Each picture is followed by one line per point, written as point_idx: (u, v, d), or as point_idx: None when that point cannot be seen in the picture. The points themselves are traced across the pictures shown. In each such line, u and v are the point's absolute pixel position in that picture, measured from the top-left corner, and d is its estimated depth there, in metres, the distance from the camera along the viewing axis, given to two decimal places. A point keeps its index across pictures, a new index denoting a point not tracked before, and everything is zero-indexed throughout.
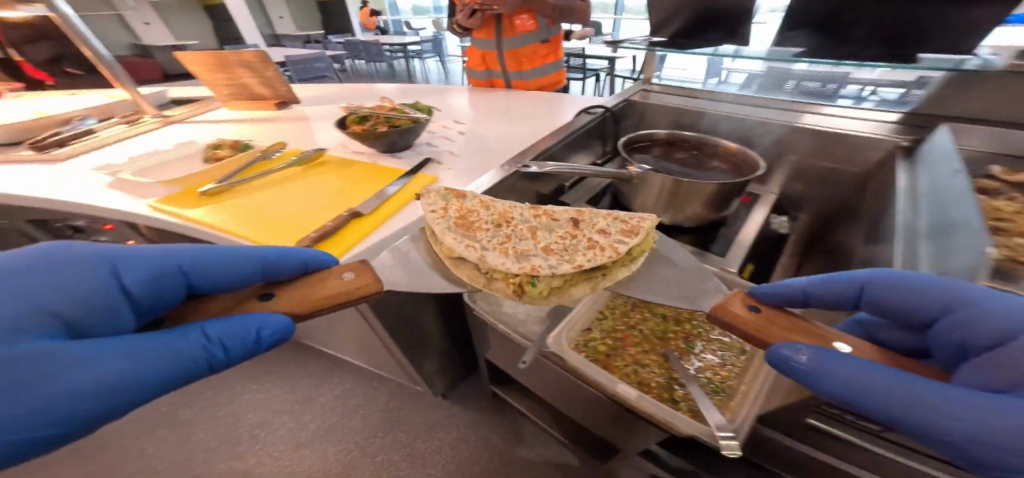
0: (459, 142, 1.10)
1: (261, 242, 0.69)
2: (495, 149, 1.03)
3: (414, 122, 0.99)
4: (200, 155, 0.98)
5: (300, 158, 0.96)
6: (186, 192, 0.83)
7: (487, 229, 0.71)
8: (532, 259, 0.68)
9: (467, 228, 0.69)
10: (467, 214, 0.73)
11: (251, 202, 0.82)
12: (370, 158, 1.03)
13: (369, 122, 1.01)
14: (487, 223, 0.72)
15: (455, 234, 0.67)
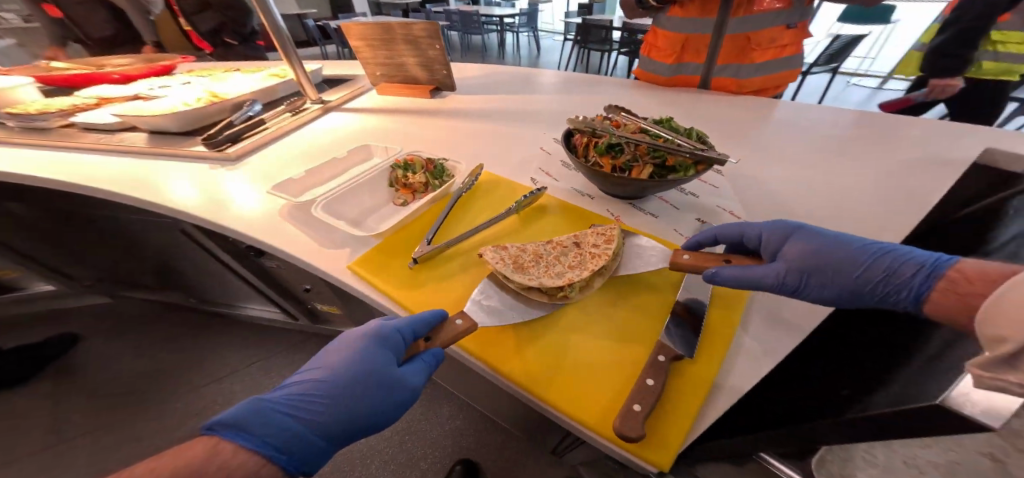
0: (729, 196, 0.74)
1: (547, 390, 0.42)
2: (820, 222, 0.66)
3: (700, 165, 0.63)
4: (391, 188, 0.76)
5: (517, 203, 0.66)
6: (388, 257, 0.59)
7: (534, 263, 0.55)
8: (541, 281, 0.52)
9: (516, 265, 0.54)
10: (520, 256, 0.56)
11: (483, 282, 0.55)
12: (610, 211, 0.70)
13: (623, 154, 0.66)
14: (530, 258, 0.56)
15: (498, 261, 0.54)
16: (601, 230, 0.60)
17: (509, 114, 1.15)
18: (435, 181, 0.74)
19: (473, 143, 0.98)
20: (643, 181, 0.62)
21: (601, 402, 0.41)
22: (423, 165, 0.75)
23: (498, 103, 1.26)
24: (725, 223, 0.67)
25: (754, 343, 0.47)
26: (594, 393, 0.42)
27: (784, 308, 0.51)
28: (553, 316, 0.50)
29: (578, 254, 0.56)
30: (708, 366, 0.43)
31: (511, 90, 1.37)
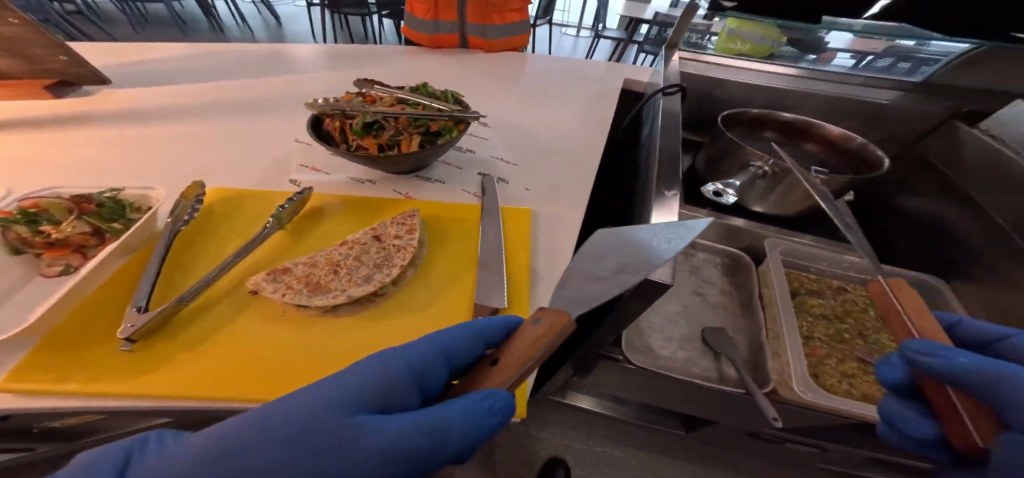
0: (498, 146, 0.83)
1: None
2: (560, 152, 0.82)
3: (460, 125, 0.65)
4: (24, 253, 0.46)
5: (274, 215, 0.53)
6: (77, 357, 0.37)
7: (335, 276, 0.48)
8: (342, 294, 0.45)
9: (315, 288, 0.46)
10: (312, 274, 0.48)
11: (264, 324, 0.43)
12: (397, 190, 0.65)
13: (385, 130, 0.61)
14: (330, 274, 0.48)
15: (281, 290, 0.45)
16: (401, 218, 0.56)
17: (232, 105, 0.87)
18: (113, 223, 0.49)
19: (184, 156, 0.70)
20: (414, 153, 0.59)
21: (443, 379, 0.41)
22: (71, 207, 0.49)
23: (206, 92, 0.92)
24: (501, 171, 0.74)
25: (547, 262, 0.57)
26: (435, 372, 0.41)
27: (557, 225, 0.63)
28: (370, 320, 0.45)
29: (380, 249, 0.51)
30: (524, 299, 0.50)
31: (223, 72, 1.02)
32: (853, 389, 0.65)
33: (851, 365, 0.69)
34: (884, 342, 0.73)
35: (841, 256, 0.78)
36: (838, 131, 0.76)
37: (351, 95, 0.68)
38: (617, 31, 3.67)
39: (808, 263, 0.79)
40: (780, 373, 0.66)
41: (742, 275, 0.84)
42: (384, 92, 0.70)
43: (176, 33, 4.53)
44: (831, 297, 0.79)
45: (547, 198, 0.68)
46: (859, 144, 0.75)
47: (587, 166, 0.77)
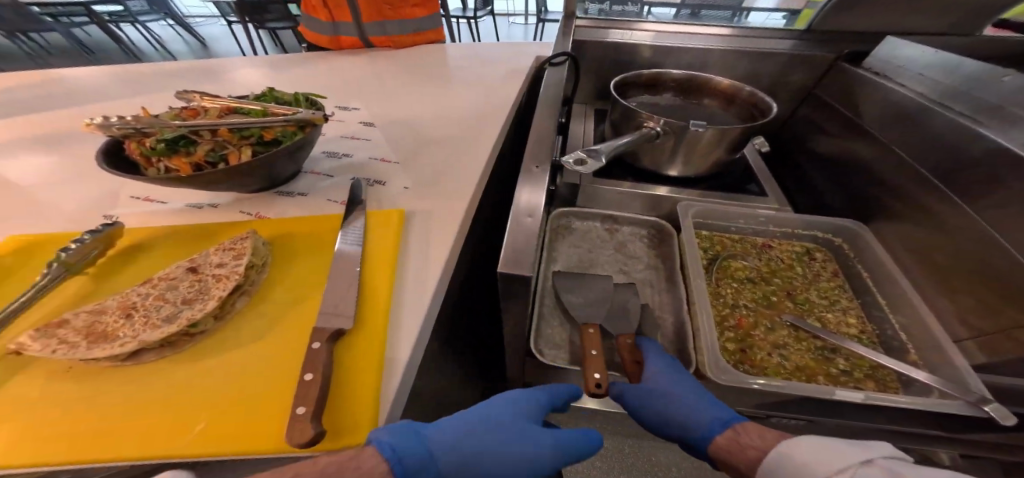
0: (380, 143, 0.74)
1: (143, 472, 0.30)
2: (450, 140, 0.75)
3: (307, 127, 0.56)
4: None
5: (58, 260, 0.41)
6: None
7: (124, 319, 0.38)
8: (134, 338, 0.36)
9: (93, 338, 0.36)
10: (99, 321, 0.38)
11: (39, 391, 0.35)
12: (245, 211, 0.55)
13: (200, 144, 0.50)
14: (120, 316, 0.38)
15: (48, 348, 0.35)
16: (230, 243, 0.46)
17: (70, 134, 0.76)
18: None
19: None
20: (246, 168, 0.50)
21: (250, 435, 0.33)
22: None
23: (42, 123, 0.80)
24: (376, 172, 0.65)
25: (417, 266, 0.49)
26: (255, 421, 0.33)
27: (434, 223, 0.56)
28: (186, 362, 0.37)
29: (198, 280, 0.42)
30: (381, 311, 0.43)
31: (74, 100, 0.90)
32: (787, 362, 0.50)
33: (782, 334, 0.54)
34: (819, 303, 0.58)
35: (754, 208, 0.66)
36: (727, 81, 0.73)
37: (169, 111, 0.57)
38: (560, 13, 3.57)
39: (727, 223, 0.68)
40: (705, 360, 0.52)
41: (668, 243, 0.72)
42: (216, 100, 0.59)
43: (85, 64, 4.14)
44: (755, 257, 0.65)
45: (426, 193, 0.61)
46: (750, 93, 0.71)
47: (476, 155, 0.70)
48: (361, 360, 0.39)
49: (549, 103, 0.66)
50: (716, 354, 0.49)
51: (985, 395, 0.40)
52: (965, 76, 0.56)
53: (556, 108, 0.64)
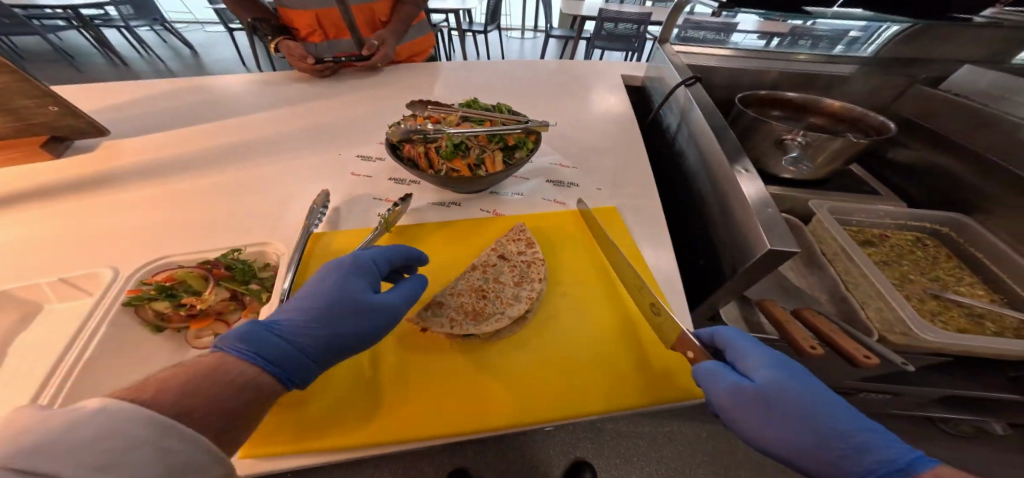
0: (550, 151, 0.84)
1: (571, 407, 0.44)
2: (604, 149, 0.86)
3: (533, 135, 0.66)
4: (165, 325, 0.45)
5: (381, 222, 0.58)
6: (303, 413, 0.43)
7: (489, 303, 0.53)
8: (503, 315, 0.51)
9: (477, 318, 0.51)
10: (465, 304, 0.53)
11: (441, 362, 0.48)
12: (485, 209, 0.66)
13: (470, 149, 0.61)
14: (485, 302, 0.53)
15: (449, 325, 0.50)
16: (514, 234, 0.60)
17: (257, 147, 0.82)
18: (249, 286, 0.47)
19: (242, 206, 0.65)
20: (504, 170, 0.61)
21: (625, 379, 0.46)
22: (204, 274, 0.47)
23: (216, 136, 0.85)
24: (568, 176, 0.76)
25: (656, 251, 0.61)
26: (618, 369, 0.47)
27: (645, 216, 0.67)
28: (534, 336, 0.51)
29: (513, 268, 0.56)
30: (654, 289, 0.55)
31: (224, 113, 0.95)
32: (948, 324, 0.71)
33: (933, 304, 0.76)
34: (947, 278, 0.81)
35: (876, 206, 0.88)
36: (838, 104, 0.94)
37: (409, 122, 0.66)
38: (567, 30, 3.71)
39: (851, 217, 0.89)
40: (884, 322, 0.71)
41: (799, 234, 0.89)
42: (444, 114, 0.69)
43: (65, 69, 3.90)
44: (880, 244, 0.87)
45: (623, 192, 0.72)
46: (860, 112, 0.92)
47: (638, 159, 0.81)
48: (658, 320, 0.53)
49: (707, 115, 0.79)
50: (905, 308, 0.67)
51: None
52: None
53: (718, 119, 0.77)
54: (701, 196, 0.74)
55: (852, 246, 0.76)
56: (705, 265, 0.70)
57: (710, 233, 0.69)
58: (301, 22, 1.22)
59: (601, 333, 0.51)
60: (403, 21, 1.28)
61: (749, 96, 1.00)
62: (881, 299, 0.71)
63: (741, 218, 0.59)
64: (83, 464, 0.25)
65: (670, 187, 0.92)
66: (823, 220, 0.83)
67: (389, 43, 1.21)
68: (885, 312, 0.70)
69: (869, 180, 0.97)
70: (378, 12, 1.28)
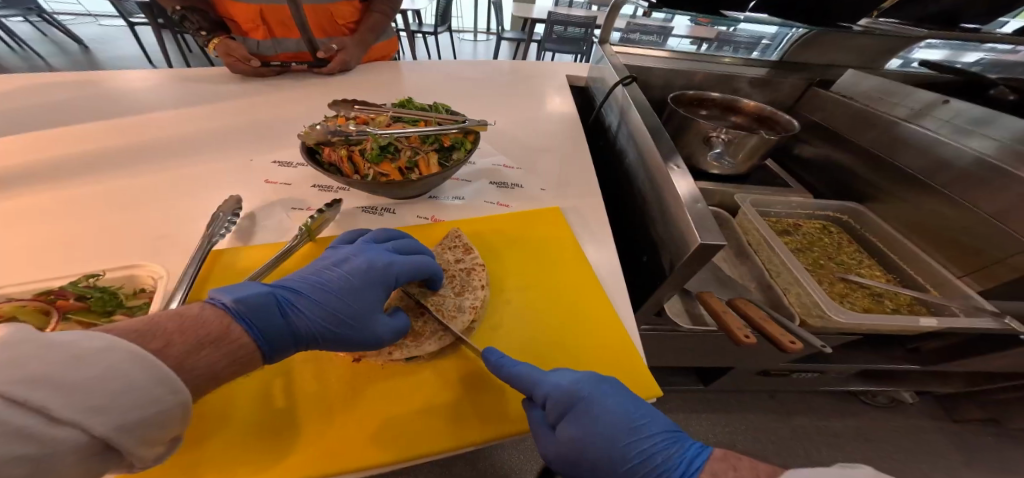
0: (493, 151, 0.81)
1: (515, 422, 0.41)
2: (549, 149, 0.85)
3: (471, 135, 0.63)
4: None
5: (301, 228, 0.51)
6: (191, 461, 0.35)
7: (431, 319, 0.48)
8: (446, 332, 0.46)
9: (416, 337, 0.46)
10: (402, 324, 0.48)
11: (373, 388, 0.42)
12: (421, 215, 0.62)
13: (401, 151, 0.56)
14: (426, 319, 0.48)
15: (386, 350, 0.45)
16: (449, 242, 0.56)
17: (148, 152, 0.70)
18: (112, 317, 0.38)
19: (122, 221, 0.55)
20: (440, 172, 0.56)
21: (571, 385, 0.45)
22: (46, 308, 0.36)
23: (94, 140, 0.71)
24: (510, 177, 0.73)
25: (599, 251, 0.61)
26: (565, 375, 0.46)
27: (587, 216, 0.66)
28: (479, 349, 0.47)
29: (454, 279, 0.52)
30: (598, 289, 0.55)
31: (109, 113, 0.80)
32: (856, 305, 0.80)
33: (840, 287, 0.85)
34: (849, 260, 0.92)
35: (789, 198, 0.97)
36: (753, 104, 1.03)
37: (333, 122, 0.59)
38: (517, 32, 3.72)
39: (770, 209, 0.98)
40: (803, 304, 0.78)
41: (729, 228, 0.95)
42: (374, 114, 0.64)
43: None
44: (796, 232, 0.97)
45: (565, 192, 0.71)
46: (770, 112, 1.01)
47: (580, 159, 0.81)
48: (605, 318, 0.51)
49: (643, 114, 0.81)
50: (816, 289, 0.75)
51: (986, 306, 0.70)
52: (918, 102, 0.92)
53: (653, 119, 0.79)
54: (640, 193, 0.76)
55: (771, 234, 0.85)
56: (646, 261, 0.71)
57: (649, 230, 0.71)
58: (242, 16, 1.03)
59: (548, 339, 0.49)
60: (371, 30, 1.16)
61: (681, 97, 1.05)
62: (800, 285, 0.78)
63: (675, 215, 0.60)
64: (77, 402, 0.24)
65: (613, 185, 0.93)
66: (751, 215, 0.91)
67: (346, 48, 1.11)
68: (802, 296, 0.77)
69: (784, 175, 1.07)
70: (339, 16, 1.13)
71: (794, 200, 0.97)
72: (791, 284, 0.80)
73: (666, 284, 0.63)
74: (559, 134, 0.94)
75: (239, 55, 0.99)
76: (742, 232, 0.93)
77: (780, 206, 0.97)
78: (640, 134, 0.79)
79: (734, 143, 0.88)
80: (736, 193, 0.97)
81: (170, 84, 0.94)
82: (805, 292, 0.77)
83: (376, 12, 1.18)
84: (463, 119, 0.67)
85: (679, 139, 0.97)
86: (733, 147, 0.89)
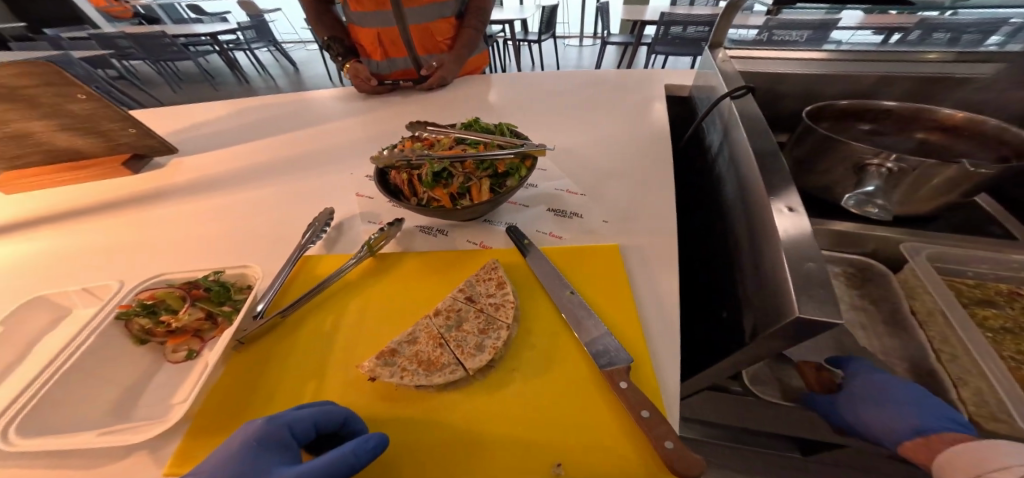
0: (560, 175, 0.77)
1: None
2: (624, 173, 0.76)
3: (528, 160, 0.60)
4: (148, 342, 0.47)
5: (365, 244, 0.58)
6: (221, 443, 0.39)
7: (448, 352, 0.45)
8: (458, 367, 0.43)
9: (430, 367, 0.43)
10: (420, 350, 0.46)
11: (380, 411, 0.42)
12: (472, 240, 0.62)
13: (455, 178, 0.58)
14: (447, 351, 0.45)
15: (398, 374, 0.42)
16: (486, 273, 0.54)
17: (286, 164, 0.89)
18: (223, 307, 0.50)
19: (256, 224, 0.71)
20: (487, 200, 0.56)
21: (590, 459, 0.36)
22: (184, 294, 0.50)
23: (258, 153, 0.95)
24: (571, 204, 0.69)
25: (655, 302, 0.50)
26: (583, 443, 0.37)
27: (652, 259, 0.57)
28: (488, 393, 0.42)
29: (481, 314, 0.49)
30: (642, 352, 0.44)
31: (269, 132, 1.06)
32: None
33: None
34: None
35: (1006, 255, 0.65)
36: (962, 114, 0.72)
37: (406, 145, 0.65)
38: (624, 34, 3.50)
39: (961, 266, 0.67)
40: (979, 405, 0.53)
41: (877, 284, 0.70)
42: (445, 137, 0.66)
43: (197, 89, 4.78)
44: (1007, 305, 0.64)
45: (630, 228, 0.62)
46: (994, 126, 0.69)
47: (658, 187, 0.71)
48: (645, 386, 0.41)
49: (752, 132, 0.65)
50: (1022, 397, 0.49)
51: None
52: None
53: (763, 136, 0.63)
54: (733, 235, 0.61)
55: (953, 306, 0.58)
56: (726, 318, 0.57)
57: (735, 282, 0.57)
58: (367, 42, 1.22)
59: (570, 395, 0.41)
60: (468, 46, 1.25)
61: (823, 107, 0.80)
62: (993, 379, 0.51)
63: (772, 275, 0.46)
64: None
65: (703, 218, 0.78)
66: (922, 270, 0.64)
67: (445, 64, 1.22)
68: (992, 399, 0.51)
69: (1000, 217, 0.73)
70: (441, 34, 1.24)
71: (1010, 254, 0.65)
72: (972, 377, 0.54)
73: (742, 355, 0.49)
74: (641, 154, 0.84)
75: (363, 76, 1.18)
76: (904, 295, 0.67)
77: (981, 257, 0.66)
78: (743, 160, 0.63)
79: (906, 174, 0.64)
80: (892, 237, 0.71)
81: (314, 105, 1.18)
82: (996, 391, 0.51)
83: (472, 27, 1.26)
84: (527, 143, 0.64)
85: (811, 162, 0.75)
86: (903, 177, 0.65)
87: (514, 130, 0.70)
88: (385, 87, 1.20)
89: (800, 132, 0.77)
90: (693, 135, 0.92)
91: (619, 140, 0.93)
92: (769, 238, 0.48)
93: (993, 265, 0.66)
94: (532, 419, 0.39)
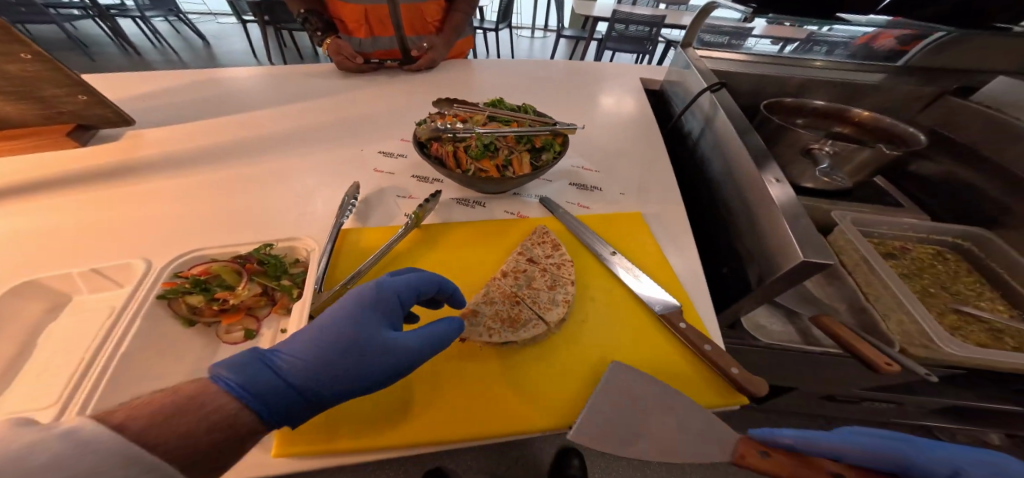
0: (572, 154, 0.83)
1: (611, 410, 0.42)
2: (627, 152, 0.85)
3: (561, 138, 0.65)
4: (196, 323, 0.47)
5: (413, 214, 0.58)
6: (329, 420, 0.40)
7: (525, 307, 0.50)
8: (539, 322, 0.48)
9: (514, 324, 0.48)
10: (498, 309, 0.50)
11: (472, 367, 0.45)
12: (509, 211, 0.66)
13: (498, 152, 0.61)
14: (524, 307, 0.50)
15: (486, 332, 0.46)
16: (538, 238, 0.59)
17: (279, 141, 0.83)
18: (280, 281, 0.49)
19: (266, 202, 0.66)
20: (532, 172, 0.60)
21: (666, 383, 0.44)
22: (238, 269, 0.49)
23: (239, 129, 0.86)
24: (590, 180, 0.75)
25: (681, 257, 0.60)
26: (656, 371, 0.45)
27: (669, 224, 0.66)
28: (569, 340, 0.48)
29: (545, 273, 0.54)
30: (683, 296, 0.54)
31: (243, 106, 0.95)
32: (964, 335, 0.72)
33: (952, 318, 0.76)
34: (968, 293, 0.81)
35: (901, 220, 0.87)
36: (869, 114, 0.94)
37: (439, 120, 0.65)
38: (576, 31, 3.67)
39: (874, 229, 0.88)
40: (901, 331, 0.71)
41: None
42: (475, 114, 0.68)
43: (76, 57, 3.91)
44: (902, 257, 0.87)
45: (646, 199, 0.71)
46: (891, 123, 0.91)
47: (659, 164, 0.81)
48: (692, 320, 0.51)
49: (735, 120, 0.77)
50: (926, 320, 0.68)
51: None
52: None
53: (744, 122, 0.76)
54: (725, 205, 0.74)
55: (875, 257, 0.78)
56: (727, 273, 0.70)
57: (733, 243, 0.69)
58: (348, 16, 1.15)
59: (636, 335, 0.49)
60: (456, 30, 1.24)
61: (775, 103, 0.97)
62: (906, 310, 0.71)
63: (772, 231, 0.58)
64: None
65: (691, 194, 0.91)
66: (853, 232, 0.83)
67: (434, 46, 1.20)
68: (907, 324, 0.70)
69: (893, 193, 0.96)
70: (428, 15, 1.21)
71: (904, 219, 0.87)
72: (891, 310, 0.73)
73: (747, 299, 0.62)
74: (636, 138, 0.94)
75: (347, 51, 1.11)
76: (838, 252, 0.86)
77: (887, 223, 0.87)
78: (730, 143, 0.76)
79: (841, 156, 0.82)
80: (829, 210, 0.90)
81: (290, 80, 1.08)
82: (909, 318, 0.70)
83: (459, 10, 1.25)
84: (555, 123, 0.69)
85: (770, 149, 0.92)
86: (839, 160, 0.83)
87: (537, 112, 0.74)
88: (371, 65, 1.14)
89: (762, 121, 0.93)
90: (673, 123, 1.05)
91: (611, 125, 1.03)
92: (765, 204, 0.60)
93: (894, 228, 0.88)
94: (612, 358, 0.46)
